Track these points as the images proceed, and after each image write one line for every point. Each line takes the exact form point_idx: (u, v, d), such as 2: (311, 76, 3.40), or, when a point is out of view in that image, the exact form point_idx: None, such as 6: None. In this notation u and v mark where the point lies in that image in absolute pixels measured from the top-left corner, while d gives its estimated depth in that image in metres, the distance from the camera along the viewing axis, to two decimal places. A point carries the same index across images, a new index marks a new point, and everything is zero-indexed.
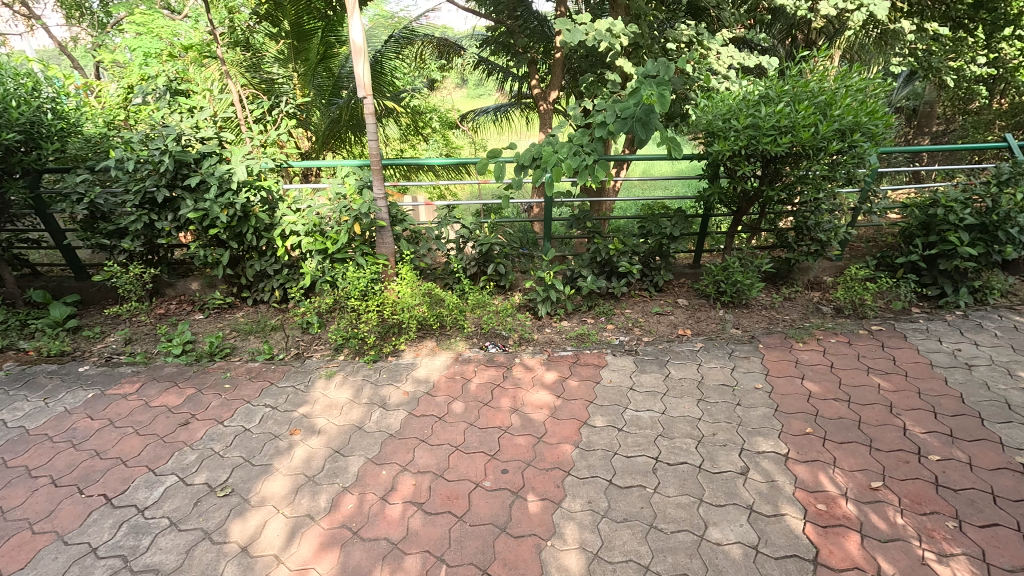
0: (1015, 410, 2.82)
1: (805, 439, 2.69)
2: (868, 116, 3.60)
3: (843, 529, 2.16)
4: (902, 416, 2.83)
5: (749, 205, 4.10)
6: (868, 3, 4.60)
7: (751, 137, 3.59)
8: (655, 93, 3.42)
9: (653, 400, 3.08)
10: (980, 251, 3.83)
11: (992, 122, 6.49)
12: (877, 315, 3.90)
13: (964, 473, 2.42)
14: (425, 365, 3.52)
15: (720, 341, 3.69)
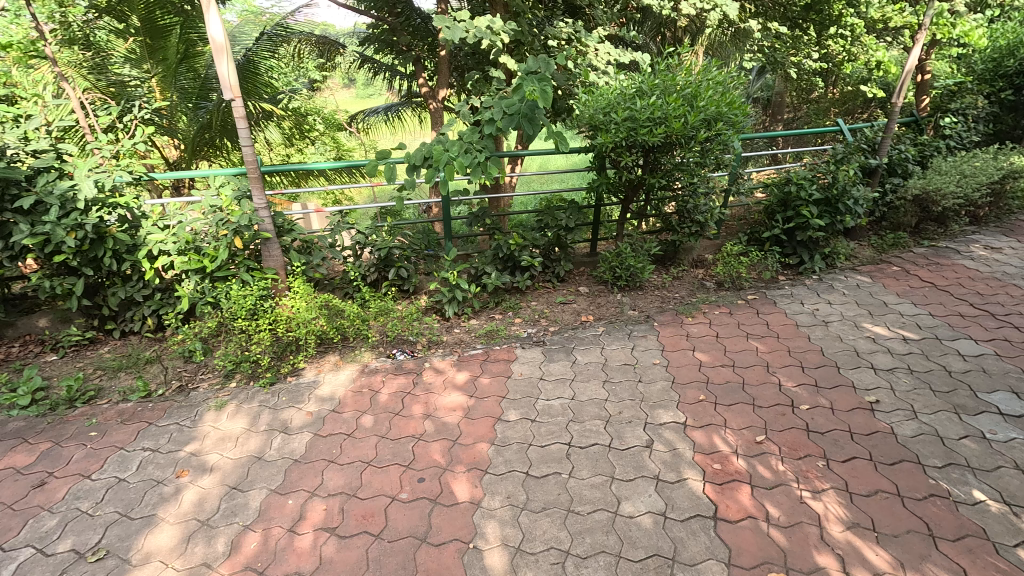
0: (862, 357, 3.27)
1: (699, 405, 2.92)
2: (728, 107, 3.97)
3: (736, 483, 2.38)
4: (776, 373, 3.17)
5: (634, 193, 4.33)
6: (721, 4, 5.06)
7: (630, 129, 3.82)
8: (537, 89, 3.52)
9: (562, 387, 3.18)
10: (827, 221, 4.39)
11: (829, 109, 7.49)
12: (751, 285, 4.35)
13: (827, 417, 2.77)
14: (329, 382, 3.33)
15: (620, 323, 3.88)
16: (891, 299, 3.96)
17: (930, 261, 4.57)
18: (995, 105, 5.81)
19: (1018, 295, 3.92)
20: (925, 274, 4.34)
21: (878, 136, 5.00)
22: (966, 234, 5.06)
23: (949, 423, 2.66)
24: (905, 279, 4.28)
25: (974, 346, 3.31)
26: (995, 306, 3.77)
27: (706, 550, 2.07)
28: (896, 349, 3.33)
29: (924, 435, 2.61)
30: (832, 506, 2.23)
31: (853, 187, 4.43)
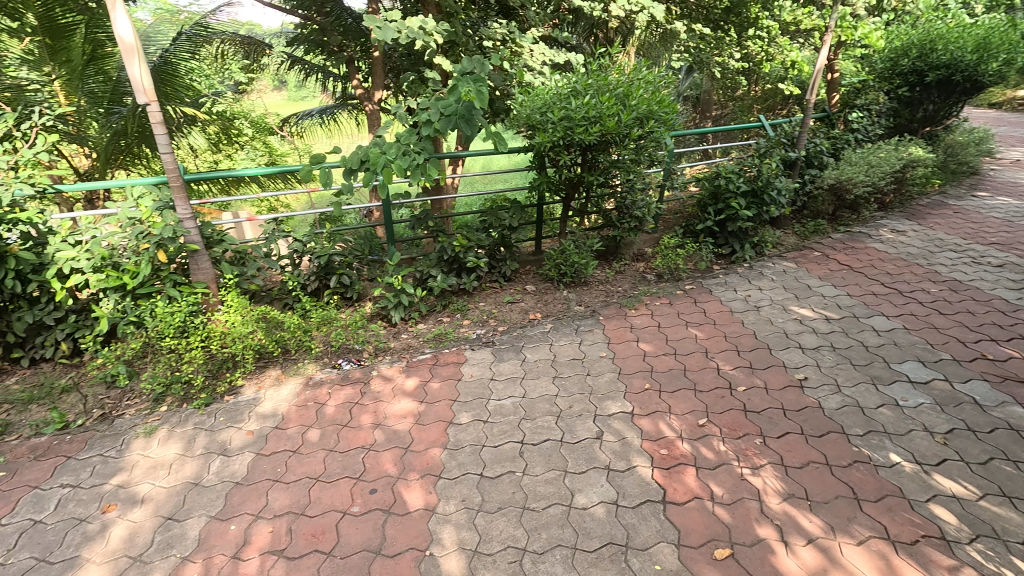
0: (790, 338, 3.50)
1: (645, 394, 3.02)
2: (659, 105, 4.12)
3: (682, 466, 2.48)
4: (715, 358, 3.33)
5: (574, 191, 4.42)
6: (648, 7, 5.25)
7: (567, 128, 3.89)
8: (473, 89, 3.54)
9: (513, 385, 3.19)
10: (754, 212, 4.66)
11: (752, 106, 7.94)
12: (689, 275, 4.54)
13: (762, 396, 2.93)
14: (271, 398, 3.18)
15: (567, 319, 3.95)
16: (814, 282, 4.25)
17: (846, 245, 4.94)
18: (894, 101, 6.40)
19: (921, 272, 4.31)
20: (842, 258, 4.69)
21: (795, 131, 5.34)
22: (875, 219, 5.51)
23: (868, 394, 2.89)
24: (825, 263, 4.60)
25: (887, 321, 3.61)
26: (902, 284, 4.12)
27: (657, 533, 2.14)
28: (820, 329, 3.57)
29: (847, 406, 2.82)
30: (770, 480, 2.37)
31: (776, 178, 4.73)
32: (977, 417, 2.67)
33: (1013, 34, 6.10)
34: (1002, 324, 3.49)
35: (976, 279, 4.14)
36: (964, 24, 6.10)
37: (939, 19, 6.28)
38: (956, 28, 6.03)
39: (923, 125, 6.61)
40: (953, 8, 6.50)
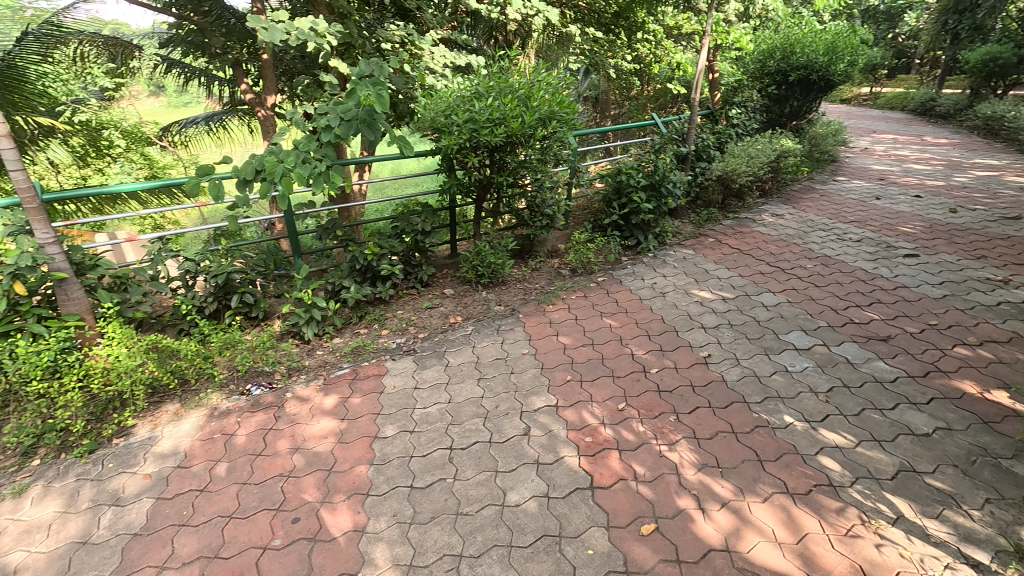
0: (694, 319, 3.77)
1: (568, 385, 3.11)
2: (559, 106, 4.25)
3: (606, 451, 2.58)
4: (629, 344, 3.51)
5: (485, 192, 4.46)
6: (544, 10, 5.40)
7: (472, 131, 3.90)
8: (371, 93, 3.40)
9: (438, 392, 3.15)
10: (654, 204, 4.96)
11: (646, 105, 8.45)
12: (600, 268, 4.75)
13: (673, 376, 3.14)
14: (169, 435, 2.88)
15: (487, 320, 3.97)
16: (710, 266, 4.62)
17: (735, 230, 5.42)
18: (765, 98, 7.05)
19: (797, 250, 4.83)
20: (732, 242, 5.14)
21: (684, 127, 5.76)
22: (758, 205, 6.10)
23: (762, 364, 3.19)
24: (719, 248, 5.01)
25: (773, 297, 4.01)
26: (784, 263, 4.59)
27: (588, 519, 2.22)
28: (718, 309, 3.89)
29: (746, 377, 3.09)
30: (685, 453, 2.54)
31: (670, 172, 5.08)
32: (849, 374, 3.04)
33: (853, 40, 6.95)
34: (863, 291, 4.00)
35: (841, 253, 4.71)
36: (816, 30, 6.92)
37: (797, 25, 7.07)
38: (810, 33, 6.81)
39: (790, 119, 7.51)
40: (806, 15, 7.33)
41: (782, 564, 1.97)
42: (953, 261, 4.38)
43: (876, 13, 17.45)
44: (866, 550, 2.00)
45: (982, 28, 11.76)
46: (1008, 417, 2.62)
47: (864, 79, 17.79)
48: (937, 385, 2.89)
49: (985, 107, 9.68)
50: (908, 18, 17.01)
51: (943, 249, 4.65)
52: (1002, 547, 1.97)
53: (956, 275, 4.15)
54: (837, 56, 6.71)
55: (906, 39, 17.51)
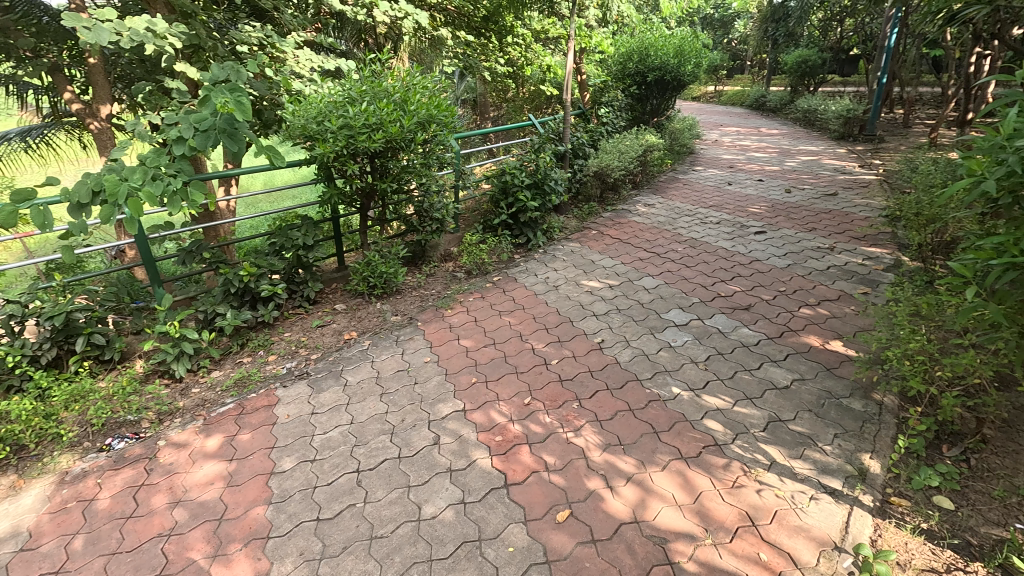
0: (586, 308, 3.97)
1: (473, 388, 3.11)
2: (437, 109, 4.24)
3: (517, 447, 2.62)
4: (529, 339, 3.60)
5: (369, 200, 4.31)
6: (412, 13, 5.32)
7: (348, 137, 3.74)
8: (230, 100, 3.10)
9: (338, 414, 2.98)
10: (539, 202, 5.14)
11: (523, 106, 8.71)
12: (494, 267, 4.81)
13: (572, 364, 3.27)
14: (4, 516, 2.39)
15: (384, 332, 3.83)
16: (596, 257, 4.89)
17: (615, 221, 5.79)
18: (629, 97, 7.61)
19: (669, 236, 5.29)
20: (613, 232, 5.49)
21: (560, 127, 6.03)
22: (632, 197, 6.58)
23: (650, 343, 3.45)
24: (602, 239, 5.33)
25: (653, 280, 4.35)
26: (659, 248, 5.01)
27: (505, 517, 2.23)
28: (607, 296, 4.14)
29: (636, 356, 3.32)
30: (590, 437, 2.66)
31: (551, 171, 5.29)
32: (722, 343, 3.39)
33: (696, 43, 7.97)
34: (726, 267, 4.50)
35: (705, 235, 5.25)
36: (665, 35, 7.66)
37: (649, 30, 7.75)
38: (661, 38, 7.51)
39: (652, 116, 8.16)
40: (656, 21, 8.07)
41: (684, 524, 2.14)
42: (792, 235, 5.09)
43: (713, 21, 19.74)
44: (749, 497, 2.24)
45: (794, 34, 13.80)
46: (844, 362, 3.09)
47: (710, 80, 20.04)
48: (790, 343, 3.33)
49: (803, 102, 11.35)
50: (738, 25, 19.44)
51: (784, 225, 5.38)
52: (850, 473, 2.32)
53: (795, 246, 4.82)
54: (685, 57, 7.61)
55: (738, 44, 20.00)
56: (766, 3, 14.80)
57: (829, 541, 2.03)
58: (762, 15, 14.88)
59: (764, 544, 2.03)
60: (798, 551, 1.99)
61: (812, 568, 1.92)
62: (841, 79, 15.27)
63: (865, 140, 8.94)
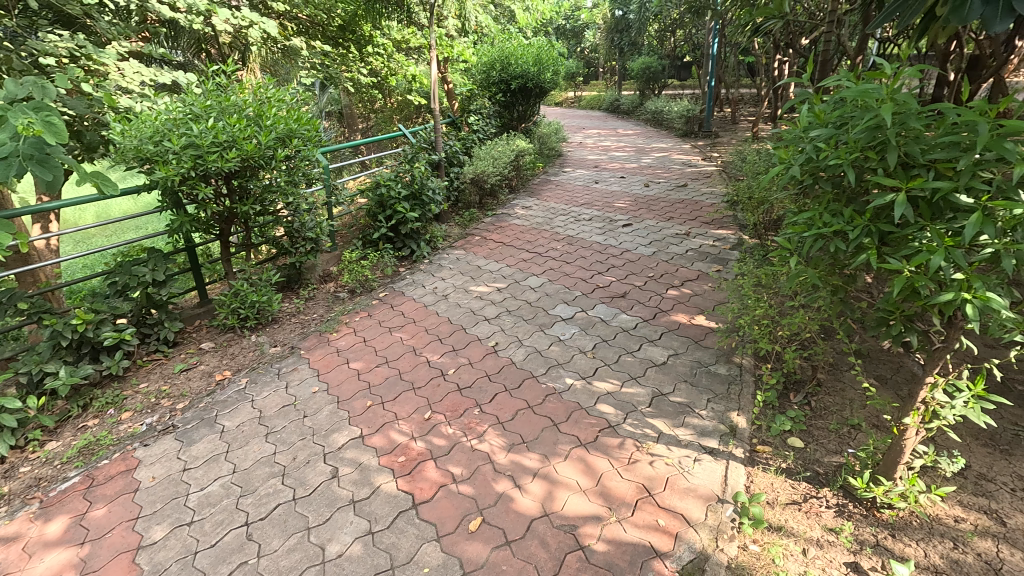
0: (477, 313, 4.00)
1: (369, 411, 2.97)
2: (297, 123, 4.00)
3: (421, 464, 2.56)
4: (423, 353, 3.53)
5: (229, 225, 3.94)
6: (259, 22, 4.96)
7: (195, 157, 3.38)
8: (35, 120, 2.62)
9: (216, 465, 2.67)
10: (419, 212, 5.07)
11: (392, 117, 8.55)
12: (379, 283, 4.66)
13: (470, 371, 3.28)
14: None
15: (263, 366, 3.51)
16: (482, 262, 4.95)
17: (496, 225, 5.91)
18: (496, 105, 7.80)
19: (548, 235, 5.53)
20: (496, 236, 5.60)
21: (432, 136, 6.00)
22: (510, 201, 6.77)
23: (541, 340, 3.57)
24: (486, 244, 5.40)
25: (538, 279, 4.52)
26: (540, 248, 5.21)
27: (417, 539, 2.16)
28: (496, 299, 4.21)
29: (530, 354, 3.42)
30: (494, 441, 2.68)
31: (428, 180, 5.23)
32: (605, 330, 3.62)
33: (552, 52, 8.45)
34: (601, 260, 4.82)
35: (580, 232, 5.58)
36: (523, 44, 8.00)
37: (508, 40, 8.05)
38: (520, 47, 7.82)
39: (520, 122, 8.47)
40: (514, 31, 8.39)
41: (590, 507, 2.25)
42: (655, 225, 5.60)
43: (566, 31, 21.00)
44: (643, 470, 2.42)
45: (637, 43, 15.21)
46: (708, 333, 3.47)
47: (569, 85, 21.27)
48: (663, 322, 3.66)
49: (651, 104, 12.57)
50: (588, 35, 20.99)
51: (646, 216, 5.90)
52: (723, 431, 2.61)
53: (658, 234, 5.32)
54: (543, 66, 8.04)
55: (591, 52, 21.57)
56: (610, 15, 16.14)
57: (713, 495, 2.25)
58: (608, 26, 16.20)
59: (661, 510, 2.20)
60: (690, 511, 2.19)
61: (703, 524, 2.12)
62: (680, 83, 17.17)
63: (704, 136, 10.13)
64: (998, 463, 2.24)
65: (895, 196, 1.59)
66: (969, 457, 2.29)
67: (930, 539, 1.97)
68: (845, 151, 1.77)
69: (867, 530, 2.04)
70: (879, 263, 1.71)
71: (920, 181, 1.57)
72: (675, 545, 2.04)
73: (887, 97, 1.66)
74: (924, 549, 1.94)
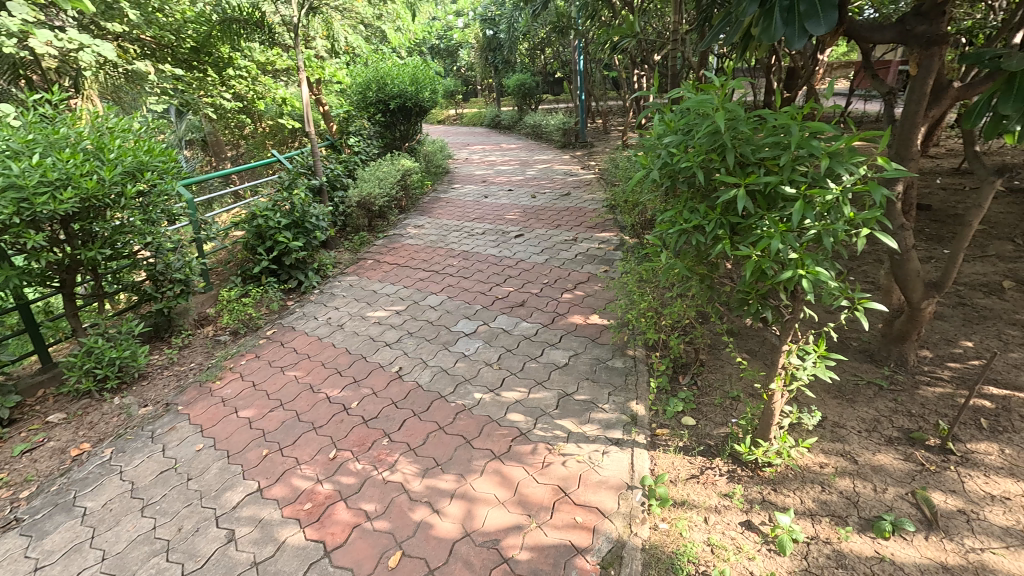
0: (377, 340, 3.86)
1: (266, 461, 2.73)
2: (149, 154, 3.62)
3: (331, 508, 2.40)
4: (321, 389, 3.32)
5: (73, 274, 3.44)
6: (90, 44, 4.41)
7: (19, 201, 2.89)
8: None
9: (79, 555, 2.28)
10: (303, 241, 4.79)
11: (264, 142, 8.03)
12: (266, 320, 4.33)
13: (374, 401, 3.14)
14: None
15: (132, 431, 3.08)
16: (377, 286, 4.81)
17: (389, 247, 5.77)
18: (376, 125, 7.67)
19: (443, 252, 5.51)
20: (389, 258, 5.47)
21: (309, 160, 5.71)
22: (401, 221, 6.67)
23: (446, 357, 3.54)
24: (379, 267, 5.25)
25: (436, 297, 4.48)
26: (436, 265, 5.18)
27: None
28: (396, 322, 4.10)
29: (436, 374, 3.37)
30: (406, 469, 2.59)
31: (310, 207, 4.96)
32: (508, 340, 3.68)
33: (428, 72, 8.51)
34: (498, 272, 4.91)
35: (474, 246, 5.64)
36: (397, 64, 7.95)
37: (381, 60, 7.95)
38: (394, 67, 7.75)
39: (403, 141, 8.38)
40: (387, 51, 8.31)
41: (511, 518, 2.25)
42: (545, 233, 5.83)
43: (440, 50, 21.20)
44: (557, 471, 2.48)
45: (510, 62, 15.84)
46: (602, 330, 3.68)
47: (448, 103, 21.48)
48: (561, 325, 3.81)
49: (530, 118, 13.13)
50: (462, 53, 21.36)
51: (536, 225, 6.12)
52: (626, 421, 2.77)
53: (549, 242, 5.54)
54: (420, 85, 8.06)
55: (467, 70, 22.02)
56: (481, 35, 16.66)
57: (623, 483, 2.37)
58: (481, 45, 16.71)
59: (577, 507, 2.27)
60: (604, 502, 2.28)
61: (616, 513, 2.22)
62: (555, 97, 18.16)
63: (582, 146, 10.80)
64: (846, 410, 2.62)
65: (737, 191, 1.81)
66: (824, 409, 2.65)
67: (803, 487, 2.25)
68: (693, 155, 1.98)
69: (754, 489, 2.28)
70: (732, 251, 1.93)
71: (755, 177, 1.80)
72: (593, 538, 2.11)
73: (719, 106, 1.90)
74: (800, 497, 2.20)
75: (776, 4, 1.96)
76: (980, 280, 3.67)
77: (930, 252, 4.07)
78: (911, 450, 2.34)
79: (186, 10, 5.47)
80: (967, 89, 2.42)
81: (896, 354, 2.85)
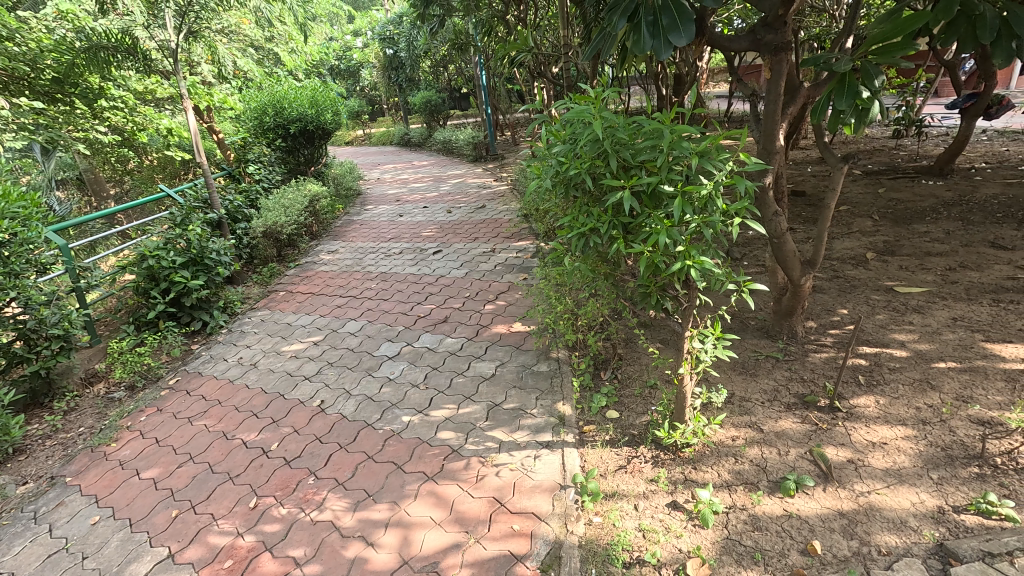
0: (295, 374, 3.67)
1: (177, 522, 2.50)
2: (6, 201, 3.42)
3: (255, 560, 2.24)
4: (235, 435, 3.10)
5: None
6: None
7: None
8: None
9: None
10: (204, 278, 4.45)
11: (153, 176, 7.44)
12: (167, 368, 3.97)
13: (296, 440, 2.98)
14: None
15: (10, 515, 2.70)
16: (291, 318, 4.58)
17: (301, 276, 5.52)
18: (277, 151, 7.37)
19: (360, 275, 5.36)
20: (303, 287, 5.24)
21: (203, 193, 5.25)
22: (313, 247, 6.40)
23: (370, 384, 3.43)
24: (293, 298, 5.01)
25: (355, 323, 4.34)
26: (354, 289, 5.03)
27: None
28: (314, 354, 3.92)
29: (361, 403, 3.25)
30: (335, 505, 2.47)
31: (208, 242, 4.62)
32: (434, 358, 3.64)
33: (328, 93, 8.29)
34: (418, 290, 4.85)
35: (392, 267, 5.53)
36: (294, 87, 7.66)
37: (277, 84, 7.64)
38: (291, 90, 7.48)
39: (309, 165, 8.06)
40: (282, 74, 8.00)
41: (448, 538, 2.22)
42: (462, 247, 5.85)
43: (340, 70, 20.68)
44: (491, 482, 2.48)
45: (413, 79, 15.80)
46: (526, 337, 3.75)
47: (355, 123, 21.01)
48: (485, 337, 3.83)
49: (439, 134, 13.15)
50: (364, 73, 20.94)
51: (454, 240, 6.12)
52: (554, 423, 2.83)
53: (467, 255, 5.56)
54: (321, 107, 7.81)
55: (370, 89, 21.60)
56: (381, 54, 16.54)
57: (556, 485, 2.42)
58: (382, 64, 16.57)
59: (514, 516, 2.28)
60: (539, 506, 2.31)
61: (552, 514, 2.26)
62: (462, 112, 18.41)
63: (492, 158, 10.98)
64: (750, 385, 2.85)
65: (624, 193, 1.95)
66: (731, 385, 2.87)
67: (719, 461, 2.42)
68: (582, 162, 2.09)
69: (676, 470, 2.41)
70: (627, 249, 2.05)
71: (640, 179, 1.94)
72: (531, 544, 2.13)
73: (598, 116, 2.03)
74: (717, 471, 2.36)
75: (641, 18, 2.14)
76: (848, 253, 4.15)
77: (807, 233, 4.54)
78: (806, 412, 2.59)
79: (41, 38, 4.96)
80: (816, 88, 2.71)
81: (787, 328, 3.14)
